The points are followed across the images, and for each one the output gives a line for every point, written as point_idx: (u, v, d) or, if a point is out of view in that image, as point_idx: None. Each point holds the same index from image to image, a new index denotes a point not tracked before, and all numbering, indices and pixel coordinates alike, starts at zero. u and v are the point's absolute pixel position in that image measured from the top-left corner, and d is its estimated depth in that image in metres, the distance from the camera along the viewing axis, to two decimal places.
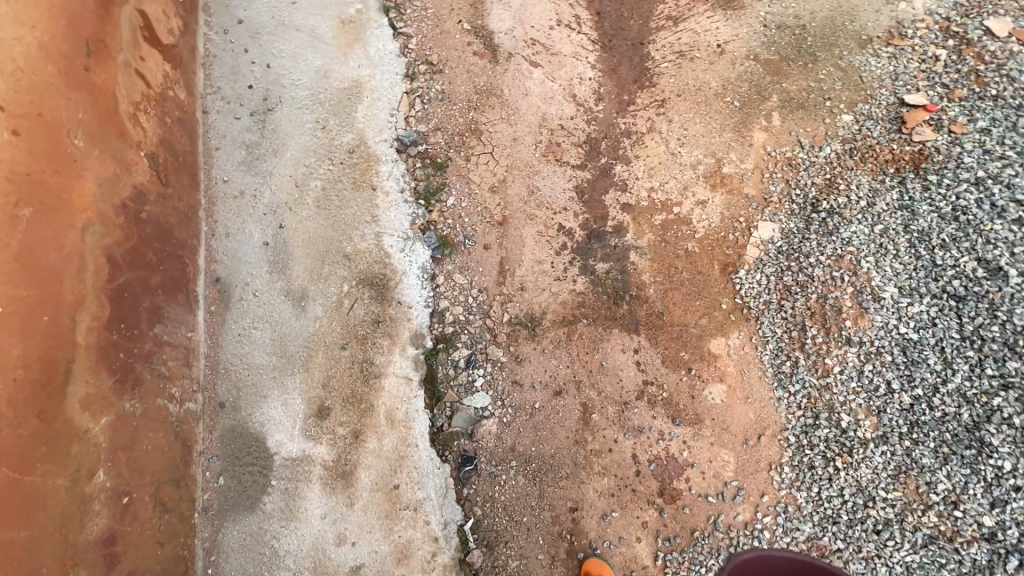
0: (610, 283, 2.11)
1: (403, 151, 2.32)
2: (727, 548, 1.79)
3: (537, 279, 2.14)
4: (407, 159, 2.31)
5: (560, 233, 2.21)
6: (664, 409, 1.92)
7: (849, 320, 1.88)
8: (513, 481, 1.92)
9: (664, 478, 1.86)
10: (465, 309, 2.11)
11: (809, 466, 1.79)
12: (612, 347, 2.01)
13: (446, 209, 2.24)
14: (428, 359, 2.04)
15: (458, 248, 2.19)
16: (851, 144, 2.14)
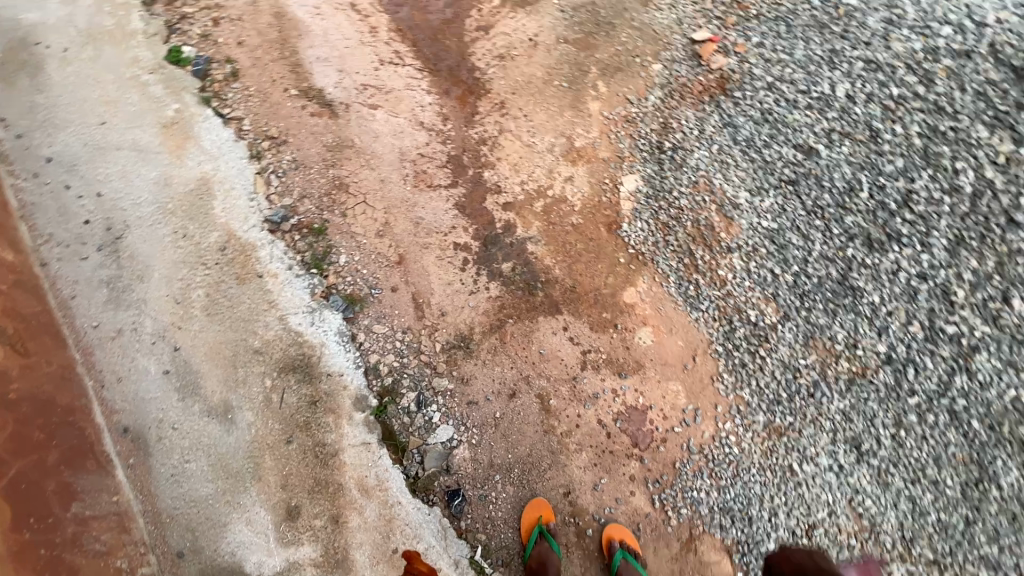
0: (520, 277, 2.21)
1: (277, 229, 2.26)
2: (707, 465, 1.93)
3: (453, 300, 2.19)
4: (283, 235, 2.26)
5: (458, 251, 2.28)
6: (609, 369, 2.06)
7: (723, 232, 2.13)
8: (504, 493, 1.95)
9: (633, 429, 1.99)
10: (397, 355, 2.11)
11: (741, 365, 2.01)
12: (544, 333, 2.12)
13: (342, 269, 2.23)
14: (381, 418, 2.00)
15: (367, 300, 2.19)
16: (669, 87, 2.42)
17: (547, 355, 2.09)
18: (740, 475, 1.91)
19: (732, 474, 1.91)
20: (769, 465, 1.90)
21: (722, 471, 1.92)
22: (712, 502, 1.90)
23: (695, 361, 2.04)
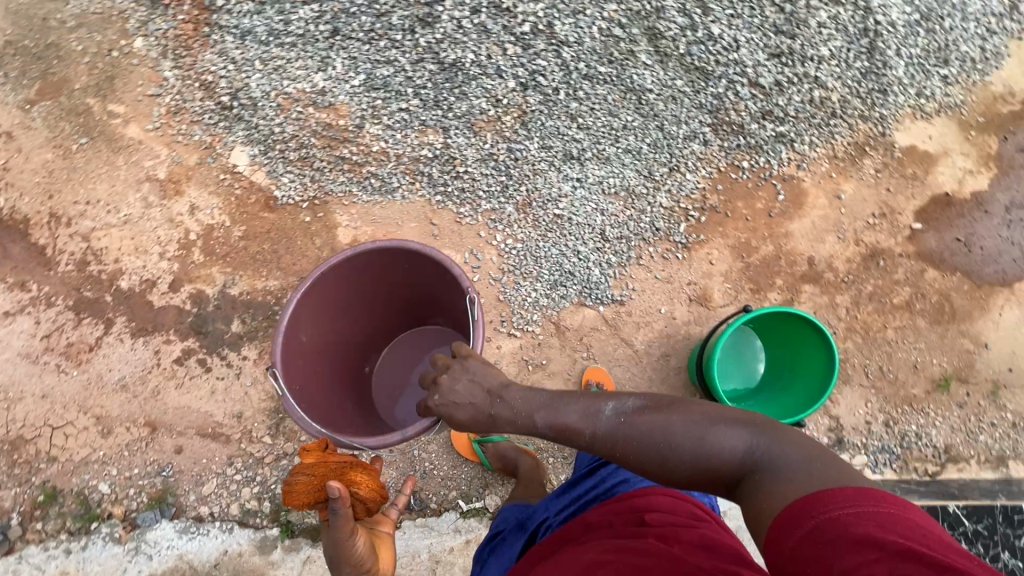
0: (257, 320, 2.01)
1: (13, 543, 1.84)
2: (517, 274, 2.09)
3: (235, 396, 1.97)
4: (26, 539, 1.84)
5: (186, 361, 1.98)
6: None
7: (341, 120, 1.99)
8: (433, 454, 1.98)
9: None
10: (247, 483, 1.93)
11: (463, 193, 2.09)
12: None
13: (115, 493, 1.89)
14: (294, 531, 1.88)
15: (174, 481, 1.91)
16: (167, 49, 2.06)
17: None
18: (540, 256, 2.10)
19: (536, 261, 2.10)
20: (547, 230, 2.12)
21: (527, 268, 2.10)
22: (543, 291, 2.09)
23: (437, 224, 2.10)
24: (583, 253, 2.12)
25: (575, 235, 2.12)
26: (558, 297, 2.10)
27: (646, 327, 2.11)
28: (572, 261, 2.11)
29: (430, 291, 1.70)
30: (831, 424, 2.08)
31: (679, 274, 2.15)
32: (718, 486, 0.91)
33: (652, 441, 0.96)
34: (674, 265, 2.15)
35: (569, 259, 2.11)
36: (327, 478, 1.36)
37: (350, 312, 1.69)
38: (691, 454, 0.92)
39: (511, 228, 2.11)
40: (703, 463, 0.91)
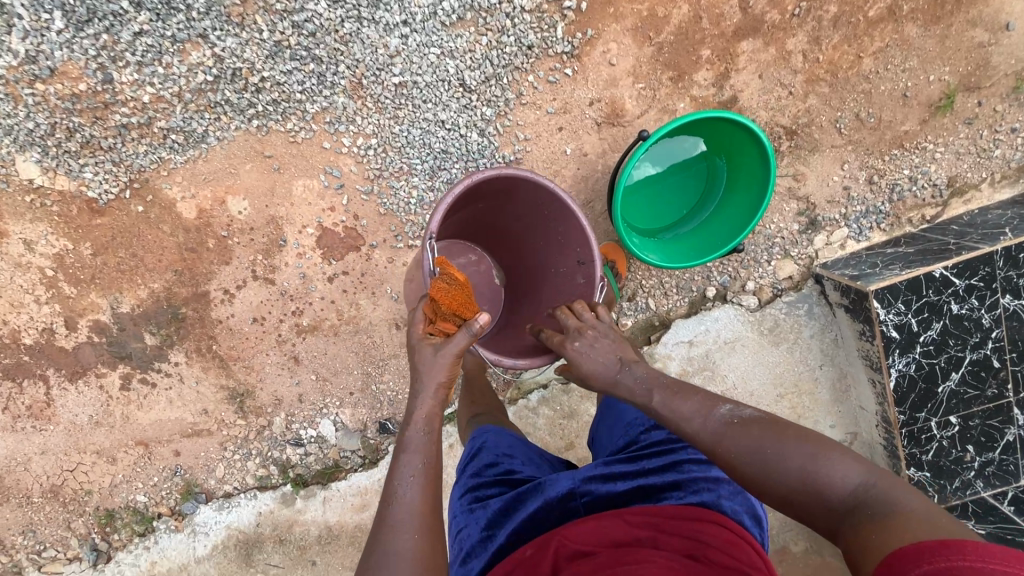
0: (163, 328, 1.91)
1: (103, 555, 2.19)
2: (388, 176, 1.74)
3: (191, 398, 2.00)
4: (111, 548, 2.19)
5: (130, 384, 1.99)
6: (275, 255, 1.83)
7: (80, 81, 1.59)
8: (390, 382, 1.97)
9: (341, 246, 1.82)
10: (248, 457, 2.08)
11: (281, 106, 1.67)
12: (232, 314, 1.90)
13: (152, 498, 2.14)
14: (306, 481, 2.08)
15: (191, 475, 2.11)
16: None
17: (256, 317, 1.90)
18: (403, 144, 1.70)
19: (401, 152, 1.71)
20: (397, 107, 1.67)
21: (396, 164, 1.73)
22: (424, 183, 1.75)
23: (273, 154, 1.73)
24: (451, 118, 1.68)
25: (432, 100, 1.67)
26: (444, 184, 1.75)
27: (557, 177, 1.76)
28: (442, 133, 1.70)
29: (539, 232, 1.53)
30: (802, 207, 1.74)
31: (575, 97, 1.68)
32: (823, 517, 0.92)
33: (753, 458, 0.98)
34: (566, 86, 1.67)
35: (439, 132, 1.69)
36: (466, 304, 1.45)
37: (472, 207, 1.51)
38: (797, 471, 0.94)
39: (356, 123, 1.69)
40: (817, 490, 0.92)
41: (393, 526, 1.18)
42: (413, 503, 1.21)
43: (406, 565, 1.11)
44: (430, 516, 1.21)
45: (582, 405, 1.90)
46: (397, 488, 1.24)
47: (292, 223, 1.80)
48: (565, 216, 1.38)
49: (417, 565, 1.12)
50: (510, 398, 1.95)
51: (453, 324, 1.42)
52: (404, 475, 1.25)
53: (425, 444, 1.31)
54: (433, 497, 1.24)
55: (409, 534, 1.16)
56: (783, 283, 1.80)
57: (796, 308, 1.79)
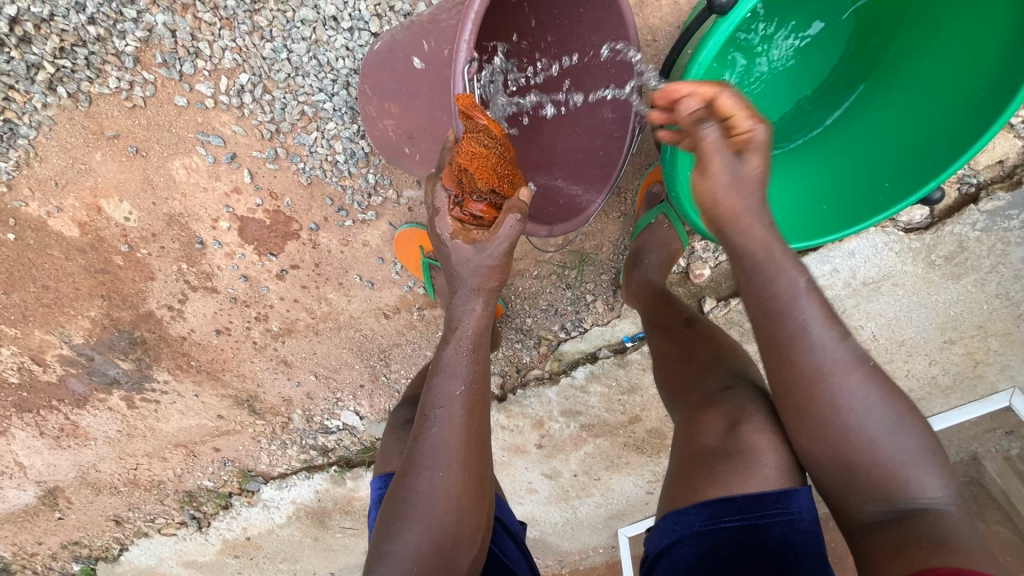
0: (130, 353, 1.61)
1: (193, 537, 2.26)
2: (289, 126, 1.11)
3: (200, 407, 1.79)
4: (197, 531, 2.24)
5: (136, 403, 1.81)
6: (200, 260, 1.35)
7: None
8: (401, 372, 1.59)
9: (273, 236, 1.29)
10: (285, 448, 1.93)
11: (76, 53, 1.04)
12: (191, 330, 1.53)
13: (216, 484, 2.13)
14: (351, 462, 1.93)
15: (241, 463, 2.04)
16: None
17: (219, 329, 1.53)
18: (282, 75, 1.07)
19: (284, 88, 1.08)
20: (254, 5, 1.02)
21: (293, 106, 1.09)
22: (348, 128, 1.12)
23: (119, 132, 1.13)
24: (344, 7, 1.03)
25: None
26: None
27: None
28: (343, 39, 1.05)
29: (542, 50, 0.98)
30: None
31: None
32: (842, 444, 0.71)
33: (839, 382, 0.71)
34: None
35: (338, 35, 1.05)
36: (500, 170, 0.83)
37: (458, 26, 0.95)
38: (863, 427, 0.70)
39: (203, 55, 1.06)
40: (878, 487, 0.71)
41: (421, 461, 0.87)
42: (453, 438, 0.88)
43: (443, 512, 0.84)
44: (476, 459, 0.88)
45: (645, 377, 1.43)
46: (434, 410, 0.89)
47: (197, 217, 1.27)
48: (604, 23, 0.87)
49: (458, 517, 0.85)
50: (550, 373, 1.50)
51: (491, 207, 0.86)
52: (446, 403, 0.89)
53: (467, 363, 0.91)
54: (481, 430, 0.90)
55: (446, 473, 0.86)
56: (983, 173, 1.08)
57: (1004, 218, 1.08)
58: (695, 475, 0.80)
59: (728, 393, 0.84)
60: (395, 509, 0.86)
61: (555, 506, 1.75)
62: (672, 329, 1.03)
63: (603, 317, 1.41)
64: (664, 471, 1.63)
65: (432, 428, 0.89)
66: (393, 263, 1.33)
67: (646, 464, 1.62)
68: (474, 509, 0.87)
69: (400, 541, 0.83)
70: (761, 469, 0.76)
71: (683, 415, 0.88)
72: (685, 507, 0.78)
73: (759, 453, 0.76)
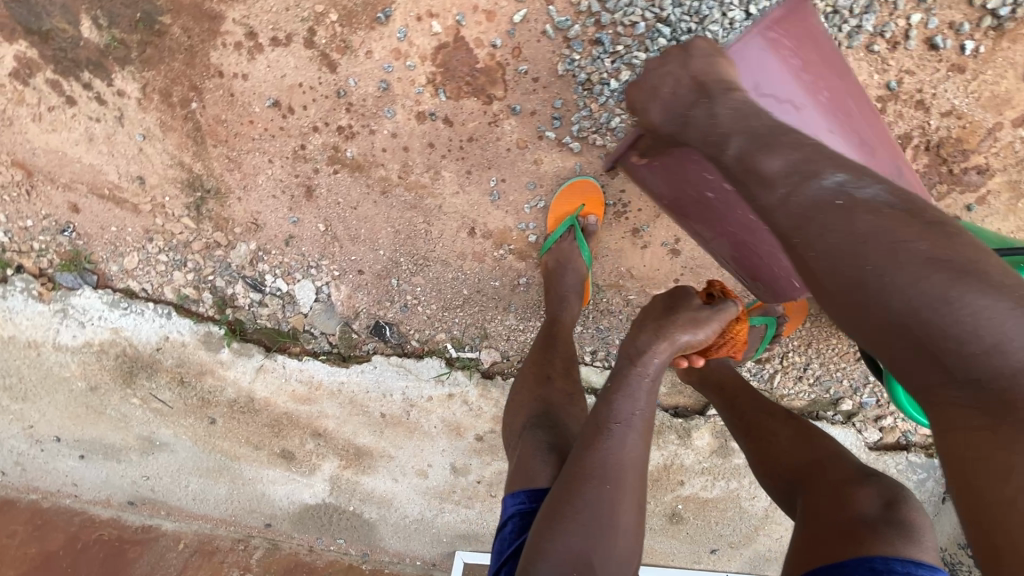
0: (129, 30, 1.14)
1: None
2: (607, 21, 1.03)
3: (125, 152, 1.27)
4: None
5: (34, 79, 1.21)
6: (359, 29, 1.09)
7: None
8: (417, 287, 1.39)
9: (468, 80, 1.11)
10: (175, 267, 1.44)
11: None
12: (242, 75, 1.15)
13: (15, 244, 1.45)
14: (244, 333, 1.52)
15: (83, 245, 1.44)
16: None
17: (278, 101, 1.17)
18: None
19: None
20: None
21: (637, 10, 1.01)
22: None
23: None
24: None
25: None
26: None
27: None
28: (739, 15, 1.00)
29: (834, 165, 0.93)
30: None
31: (936, 93, 1.06)
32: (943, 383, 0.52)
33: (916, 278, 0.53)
34: (941, 66, 1.04)
35: (738, 8, 1.00)
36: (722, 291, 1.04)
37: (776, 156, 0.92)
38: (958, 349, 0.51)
39: None
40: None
41: (592, 471, 0.81)
42: (626, 457, 0.83)
43: (607, 533, 0.79)
44: (640, 481, 0.84)
45: None
46: (611, 425, 0.85)
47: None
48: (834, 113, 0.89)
49: (614, 542, 0.80)
50: None
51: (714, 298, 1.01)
52: (626, 421, 0.85)
53: (649, 388, 0.88)
54: (645, 459, 0.87)
55: (616, 490, 0.81)
56: (917, 435, 1.46)
57: (913, 470, 1.46)
58: (849, 535, 0.78)
59: (872, 476, 0.86)
60: (556, 509, 0.80)
61: (426, 499, 1.67)
62: (776, 414, 1.08)
63: None
64: None
65: (608, 441, 0.83)
66: (537, 198, 1.23)
67: None
68: (631, 530, 0.82)
69: (564, 542, 0.77)
70: (922, 542, 0.76)
71: (821, 492, 0.88)
72: (847, 560, 0.74)
73: (918, 530, 0.77)
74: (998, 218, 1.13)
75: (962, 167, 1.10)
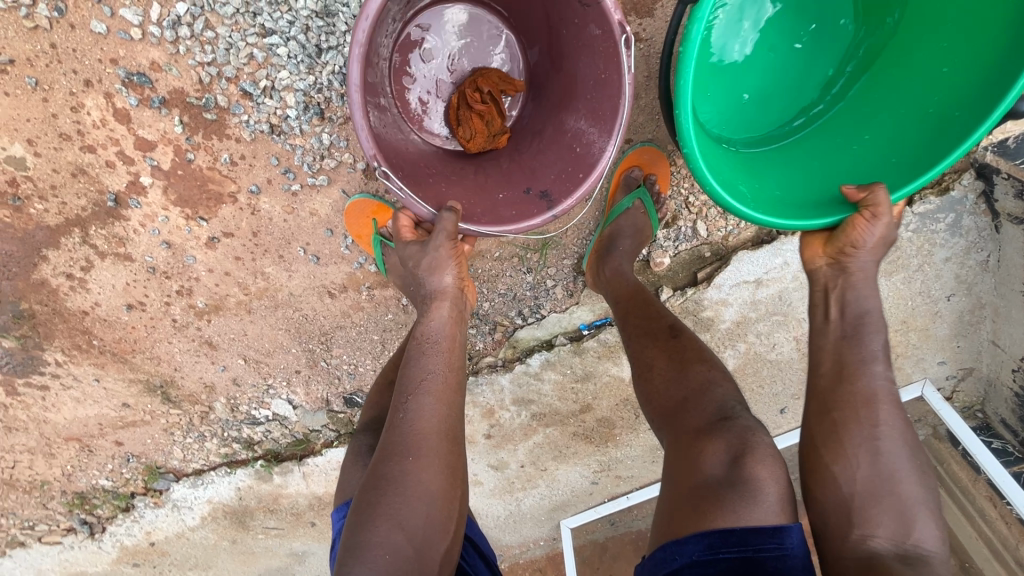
0: (16, 329, 1.38)
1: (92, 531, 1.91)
2: (233, 71, 1.00)
3: (101, 394, 1.57)
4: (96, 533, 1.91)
5: (18, 388, 1.55)
6: (113, 221, 1.17)
7: None
8: (343, 356, 1.48)
9: (206, 197, 1.14)
10: (202, 441, 1.73)
11: None
12: (95, 304, 1.33)
13: (113, 488, 1.84)
14: (279, 456, 1.76)
15: (148, 459, 1.80)
16: None
17: (131, 304, 1.33)
18: (229, 9, 0.95)
19: (231, 26, 0.96)
20: None
21: (240, 47, 0.98)
22: (302, 79, 1.02)
23: (15, 59, 0.97)
24: None
25: None
26: (337, 76, 1.02)
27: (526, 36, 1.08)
28: None
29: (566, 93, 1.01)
30: None
31: None
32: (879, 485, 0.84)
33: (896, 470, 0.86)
34: None
35: None
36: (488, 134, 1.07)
37: (399, 163, 0.94)
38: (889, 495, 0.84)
39: None
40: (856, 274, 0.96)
41: (394, 448, 0.87)
42: (424, 425, 0.88)
43: (416, 501, 0.82)
44: (447, 444, 0.89)
45: (600, 364, 1.44)
46: (406, 399, 0.91)
47: (109, 168, 1.09)
48: (597, 114, 0.95)
49: (430, 502, 0.83)
50: (504, 360, 1.46)
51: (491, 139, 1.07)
52: (415, 389, 0.92)
53: (435, 351, 0.96)
54: (451, 421, 0.92)
55: (418, 459, 0.85)
56: None
57: (932, 221, 1.17)
58: (700, 502, 0.87)
59: (725, 425, 0.94)
60: (370, 496, 0.83)
61: (499, 499, 1.70)
62: (656, 338, 1.11)
63: (561, 304, 1.41)
64: (611, 460, 1.63)
65: (407, 416, 0.89)
66: (343, 237, 1.22)
67: (594, 453, 1.61)
68: (444, 493, 0.86)
69: (376, 529, 0.79)
70: (763, 500, 0.85)
71: (681, 439, 0.96)
72: (688, 534, 0.85)
73: (760, 487, 0.86)
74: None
75: None
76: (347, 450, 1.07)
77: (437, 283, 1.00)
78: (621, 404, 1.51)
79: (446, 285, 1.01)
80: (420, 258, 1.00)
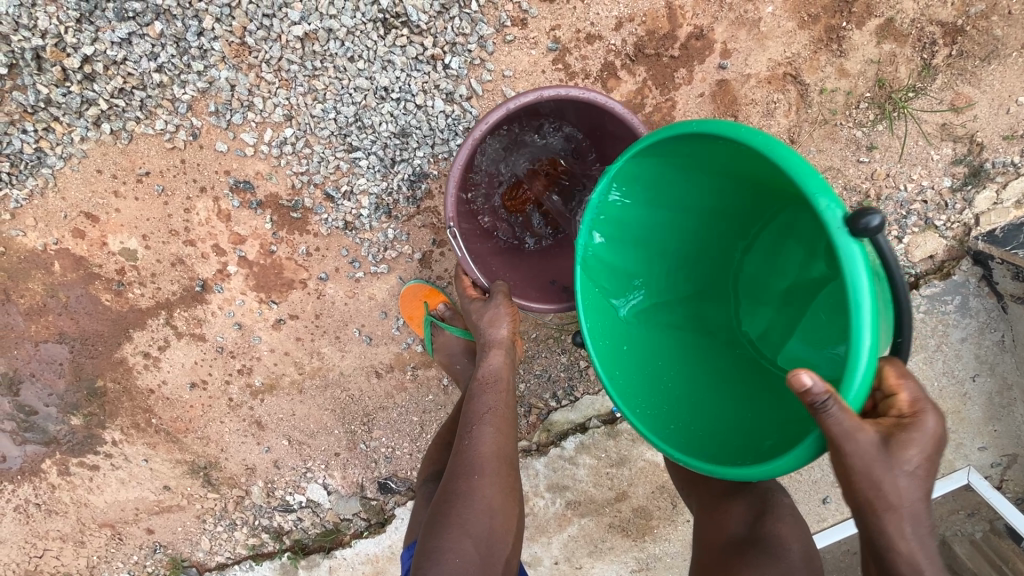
0: (84, 407, 1.48)
1: None
2: (321, 178, 1.21)
3: (145, 475, 1.61)
4: None
5: (70, 468, 1.60)
6: (196, 304, 1.33)
7: None
8: (383, 438, 1.53)
9: (280, 283, 1.31)
10: (230, 532, 1.69)
11: (133, 95, 1.14)
12: (162, 381, 1.44)
13: None
14: (306, 548, 1.67)
15: (174, 551, 1.73)
16: None
17: (194, 382, 1.44)
18: (326, 132, 1.18)
19: (325, 144, 1.20)
20: (314, 71, 1.15)
21: (330, 160, 1.20)
22: (377, 184, 1.22)
23: (150, 171, 1.20)
24: (397, 81, 1.17)
25: (362, 55, 1.15)
26: (405, 182, 1.23)
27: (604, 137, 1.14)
28: (390, 107, 1.18)
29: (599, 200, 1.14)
30: (960, 152, 1.24)
31: (593, 19, 1.19)
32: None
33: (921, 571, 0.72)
34: (575, 5, 1.18)
35: (386, 103, 1.17)
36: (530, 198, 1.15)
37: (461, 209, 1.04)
38: None
39: (255, 109, 1.17)
40: (866, 488, 0.70)
41: (459, 469, 0.91)
42: (485, 448, 0.94)
43: (478, 515, 0.87)
44: (508, 468, 0.94)
45: (635, 448, 1.47)
46: (470, 427, 0.97)
47: (203, 258, 1.27)
48: None
49: (492, 517, 0.87)
50: (538, 445, 1.51)
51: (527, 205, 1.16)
52: (479, 418, 0.97)
53: (495, 389, 1.02)
54: (510, 447, 0.97)
55: (481, 478, 0.90)
56: (920, 265, 1.30)
57: (941, 303, 1.29)
58: (728, 562, 0.89)
59: (747, 484, 0.96)
60: (441, 509, 0.88)
61: None
62: None
63: (594, 385, 1.49)
64: (650, 558, 1.51)
65: (469, 442, 0.95)
66: (395, 318, 1.36)
67: (631, 549, 1.52)
68: (505, 510, 0.89)
69: (444, 537, 0.83)
70: (785, 556, 0.85)
71: (705, 504, 0.98)
72: None
73: (781, 542, 0.87)
74: (757, 53, 1.22)
75: (644, 61, 1.22)
76: (416, 498, 1.12)
77: (493, 334, 1.05)
78: (657, 491, 1.49)
79: (500, 337, 1.05)
80: (480, 309, 1.07)
